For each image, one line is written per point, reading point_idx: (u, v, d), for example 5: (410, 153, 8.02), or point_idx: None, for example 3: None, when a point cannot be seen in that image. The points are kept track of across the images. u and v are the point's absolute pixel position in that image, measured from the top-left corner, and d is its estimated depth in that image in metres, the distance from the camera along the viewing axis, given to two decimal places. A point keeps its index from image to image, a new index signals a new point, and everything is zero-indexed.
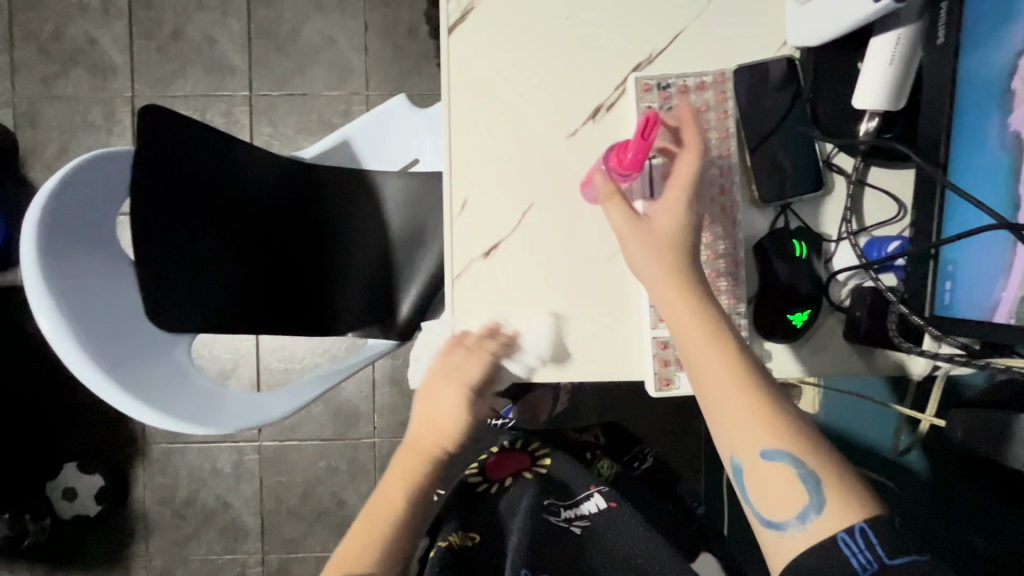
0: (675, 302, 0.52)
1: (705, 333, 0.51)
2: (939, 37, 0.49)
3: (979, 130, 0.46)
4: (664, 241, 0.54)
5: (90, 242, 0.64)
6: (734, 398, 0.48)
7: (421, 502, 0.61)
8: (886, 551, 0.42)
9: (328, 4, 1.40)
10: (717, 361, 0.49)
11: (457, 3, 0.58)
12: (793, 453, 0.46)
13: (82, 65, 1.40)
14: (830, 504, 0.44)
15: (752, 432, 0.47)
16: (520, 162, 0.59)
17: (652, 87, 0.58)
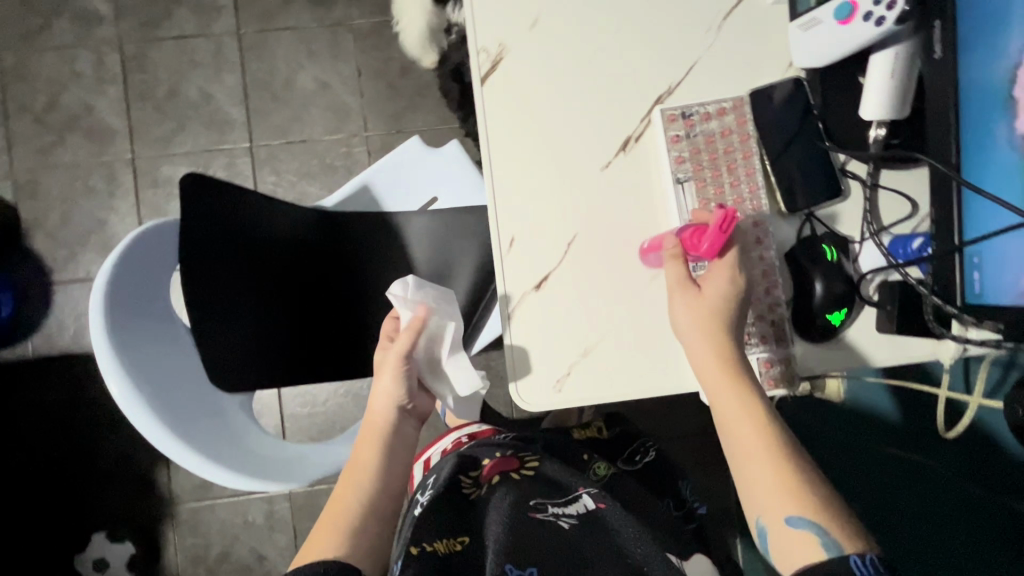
0: (716, 378, 0.57)
1: (738, 403, 0.56)
2: (936, 52, 0.54)
3: (988, 133, 0.51)
4: (704, 318, 0.58)
5: (148, 317, 0.66)
6: (764, 466, 0.54)
7: (383, 473, 0.67)
8: None
9: (320, 51, 1.44)
10: (749, 434, 0.55)
11: (487, 56, 0.63)
12: (816, 522, 0.51)
13: (80, 131, 1.41)
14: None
15: (778, 500, 0.53)
16: (561, 196, 0.63)
17: (676, 117, 0.62)
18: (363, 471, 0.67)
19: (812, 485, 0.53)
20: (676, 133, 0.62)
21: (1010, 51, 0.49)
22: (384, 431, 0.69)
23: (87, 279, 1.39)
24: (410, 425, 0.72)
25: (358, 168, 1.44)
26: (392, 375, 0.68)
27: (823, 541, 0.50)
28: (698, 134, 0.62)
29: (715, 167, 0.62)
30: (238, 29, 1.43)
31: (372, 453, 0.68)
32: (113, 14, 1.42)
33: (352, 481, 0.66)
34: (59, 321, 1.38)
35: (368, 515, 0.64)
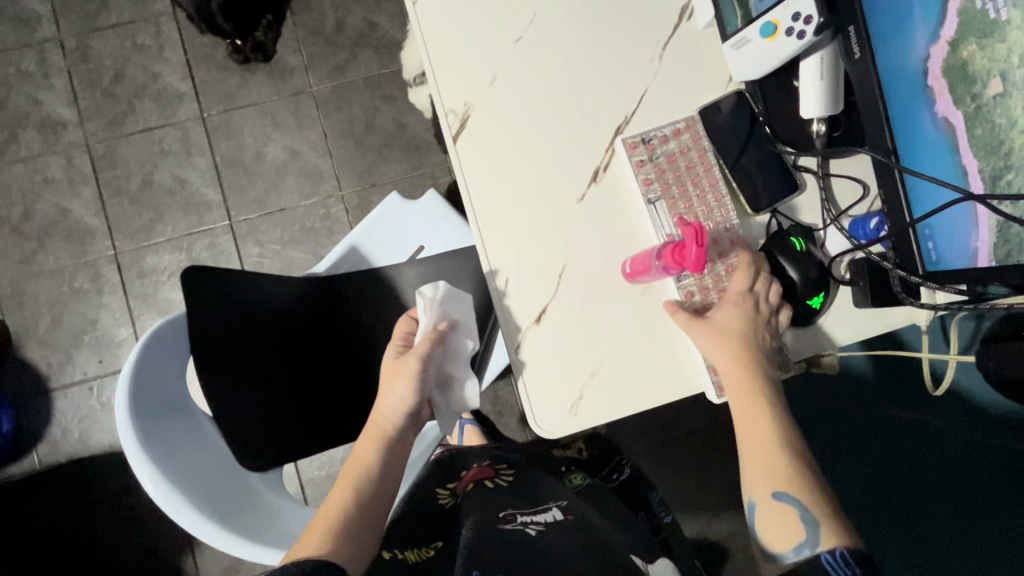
0: (731, 374, 0.62)
1: (752, 400, 0.61)
2: (855, 52, 0.60)
3: (917, 118, 0.55)
4: (718, 331, 0.63)
5: (173, 415, 0.68)
6: (764, 453, 0.59)
7: (379, 476, 0.68)
8: None
9: (285, 121, 1.48)
10: (749, 422, 0.61)
11: (455, 116, 0.68)
12: (801, 500, 0.56)
13: (59, 235, 1.42)
14: (823, 539, 0.54)
15: (768, 477, 0.58)
16: (544, 233, 0.67)
17: (638, 144, 0.67)
18: (360, 470, 0.68)
19: (803, 469, 0.58)
20: (640, 159, 0.67)
21: (919, 44, 0.54)
22: (388, 433, 0.70)
23: (85, 380, 1.39)
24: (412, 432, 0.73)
25: (340, 227, 1.48)
26: (406, 383, 0.70)
27: (805, 517, 0.55)
28: (660, 156, 0.67)
29: (680, 183, 0.67)
30: (202, 113, 1.47)
31: (371, 453, 0.69)
32: (77, 118, 1.45)
33: (348, 481, 0.67)
34: (63, 427, 1.37)
35: (355, 515, 0.64)
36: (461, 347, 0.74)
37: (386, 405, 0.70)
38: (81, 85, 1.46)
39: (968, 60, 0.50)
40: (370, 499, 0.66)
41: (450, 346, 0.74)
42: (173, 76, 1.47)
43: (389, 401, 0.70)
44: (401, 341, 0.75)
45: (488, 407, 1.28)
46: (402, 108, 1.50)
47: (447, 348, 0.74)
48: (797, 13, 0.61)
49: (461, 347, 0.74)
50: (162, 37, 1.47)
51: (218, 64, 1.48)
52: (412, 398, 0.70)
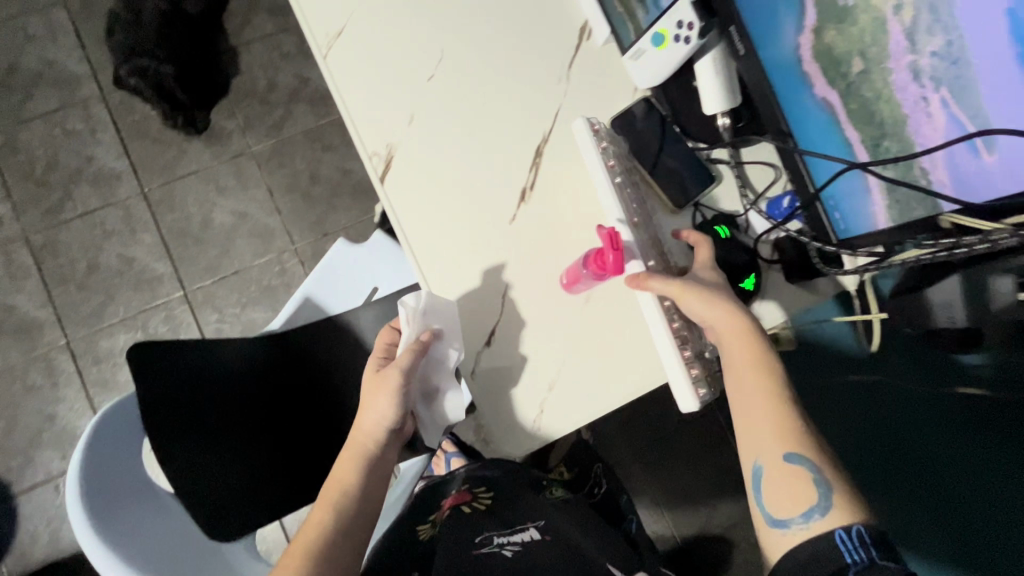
0: (738, 341, 0.61)
1: (760, 365, 0.60)
2: (739, 49, 0.62)
3: (802, 100, 0.59)
4: (712, 293, 0.62)
5: (132, 499, 0.66)
6: (771, 415, 0.59)
7: (357, 500, 0.67)
8: (877, 551, 0.50)
9: (228, 185, 1.49)
10: (758, 387, 0.60)
11: (379, 159, 0.70)
12: (812, 461, 0.56)
13: (7, 333, 1.38)
14: (834, 504, 0.54)
15: (779, 440, 0.57)
16: (481, 258, 0.69)
17: (599, 129, 0.68)
18: (338, 490, 0.67)
19: (808, 430, 0.58)
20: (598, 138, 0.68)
21: (788, 34, 0.58)
22: (367, 450, 0.68)
23: (50, 478, 1.33)
24: (394, 447, 0.69)
25: (297, 280, 1.47)
26: (387, 400, 0.66)
27: (817, 479, 0.55)
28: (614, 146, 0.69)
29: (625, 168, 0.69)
30: (143, 189, 1.46)
31: (353, 470, 0.67)
32: (13, 211, 1.42)
33: (328, 502, 0.66)
34: (33, 530, 1.31)
35: (333, 539, 0.64)
36: (448, 360, 0.66)
37: (367, 419, 0.67)
38: (13, 178, 1.43)
39: (832, 45, 0.54)
40: (354, 522, 0.66)
41: (434, 355, 0.67)
42: (109, 156, 1.46)
43: (371, 415, 0.67)
44: (382, 353, 0.73)
45: (472, 436, 1.27)
46: (344, 155, 1.52)
47: (431, 357, 0.67)
48: (680, 20, 0.66)
49: (449, 359, 0.66)
50: (92, 120, 1.47)
51: (153, 137, 1.48)
52: (395, 414, 0.67)
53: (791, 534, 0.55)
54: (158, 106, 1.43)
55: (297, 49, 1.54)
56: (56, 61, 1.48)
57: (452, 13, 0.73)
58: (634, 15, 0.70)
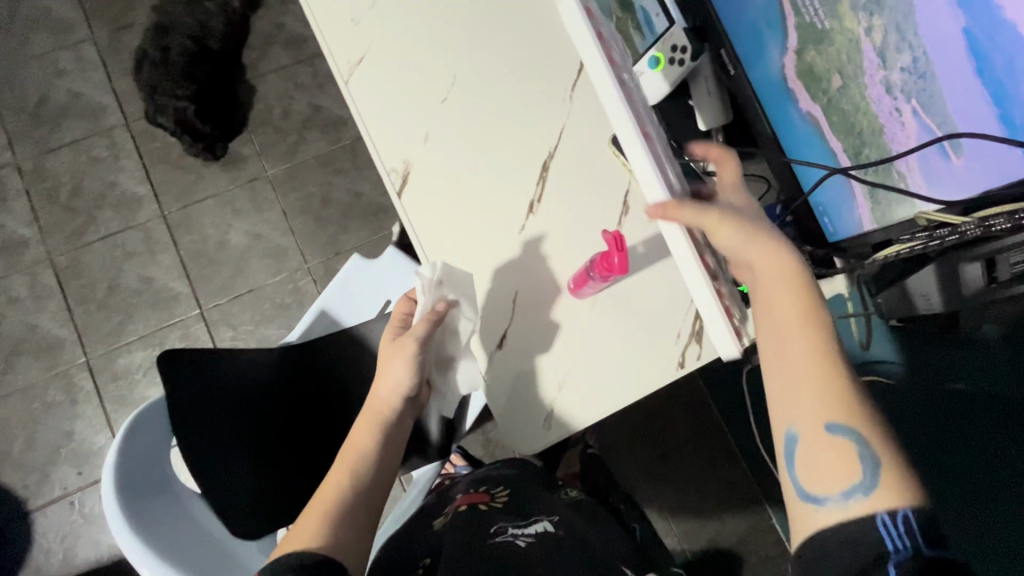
0: (779, 287, 0.54)
1: (804, 317, 0.53)
2: (731, 70, 0.69)
3: (788, 114, 0.64)
4: (749, 222, 0.57)
5: (163, 501, 0.70)
6: (818, 375, 0.51)
7: (373, 465, 0.68)
8: (925, 543, 0.43)
9: (244, 207, 1.55)
10: (802, 340, 0.52)
11: (397, 173, 0.75)
12: (861, 433, 0.49)
13: (28, 351, 1.42)
14: (882, 482, 0.47)
15: (822, 405, 0.50)
16: (493, 266, 0.74)
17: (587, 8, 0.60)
18: (356, 453, 0.68)
19: (863, 397, 0.50)
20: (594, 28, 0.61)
21: (773, 54, 0.64)
22: (386, 415, 0.70)
23: (66, 494, 1.35)
24: (410, 413, 0.73)
25: (310, 298, 1.52)
26: (404, 364, 0.69)
27: (863, 453, 0.48)
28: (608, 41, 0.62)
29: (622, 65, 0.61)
30: (162, 212, 1.52)
31: (371, 436, 0.70)
32: (38, 235, 1.48)
33: (345, 465, 0.67)
34: (46, 547, 1.32)
35: (351, 505, 0.64)
36: (459, 329, 0.71)
37: (384, 385, 0.71)
38: (39, 204, 1.50)
39: (812, 64, 0.59)
40: (373, 484, 0.67)
41: (449, 325, 0.71)
42: (130, 181, 1.53)
43: (388, 383, 0.70)
44: (399, 321, 0.75)
45: (479, 449, 1.29)
46: (354, 179, 1.58)
47: (446, 327, 0.71)
48: (674, 45, 0.70)
49: (460, 328, 0.71)
50: (116, 147, 1.54)
51: (173, 163, 1.54)
52: (411, 379, 0.70)
53: (826, 512, 0.48)
54: (176, 134, 1.51)
55: (310, 79, 1.61)
56: (84, 93, 1.56)
57: (461, 44, 0.79)
58: (630, 38, 0.75)
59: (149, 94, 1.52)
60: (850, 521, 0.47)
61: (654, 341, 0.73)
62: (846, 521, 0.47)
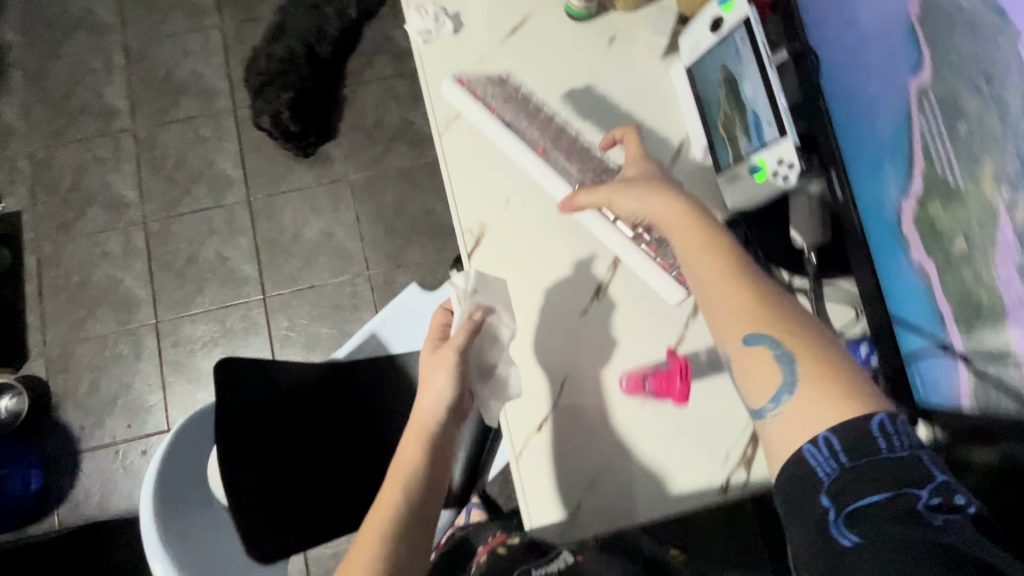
0: (680, 227, 0.66)
1: (706, 250, 0.63)
2: (840, 193, 0.66)
3: (896, 259, 0.60)
4: (641, 191, 0.69)
5: (191, 506, 0.72)
6: (727, 296, 0.61)
7: (422, 482, 0.67)
8: (845, 456, 0.49)
9: (323, 206, 1.61)
10: (712, 270, 0.62)
11: (471, 235, 0.78)
12: (771, 337, 0.58)
13: (109, 304, 1.54)
14: (800, 381, 0.55)
15: (737, 325, 0.60)
16: (548, 347, 0.76)
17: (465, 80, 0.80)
18: (406, 469, 0.68)
19: (771, 309, 0.59)
20: (472, 91, 0.80)
21: (891, 192, 0.59)
22: (430, 429, 0.71)
23: (113, 443, 1.45)
24: (454, 426, 0.73)
25: (365, 304, 1.56)
26: (446, 375, 0.71)
27: (783, 360, 0.57)
28: (498, 92, 0.80)
29: (509, 103, 0.79)
30: (249, 197, 1.62)
31: (417, 449, 0.70)
32: (139, 198, 1.60)
33: (398, 480, 0.67)
34: (87, 488, 1.43)
35: (404, 527, 0.63)
36: (498, 336, 0.74)
37: (427, 399, 0.72)
38: (145, 170, 1.62)
39: (935, 218, 0.54)
40: (423, 500, 0.66)
41: (486, 334, 0.74)
42: (227, 163, 1.63)
43: (431, 395, 0.71)
44: (437, 333, 0.77)
45: (496, 491, 1.28)
46: (429, 197, 1.62)
47: (484, 336, 0.74)
48: (779, 159, 0.66)
49: (501, 335, 0.74)
50: (221, 130, 1.65)
51: (268, 153, 1.63)
52: (454, 390, 0.71)
53: (771, 424, 0.56)
54: (274, 135, 1.59)
55: (407, 94, 1.67)
56: (203, 75, 1.68)
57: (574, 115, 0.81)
58: (735, 141, 0.73)
59: (257, 93, 1.60)
60: (796, 447, 0.53)
61: (695, 454, 0.72)
62: (784, 424, 0.54)
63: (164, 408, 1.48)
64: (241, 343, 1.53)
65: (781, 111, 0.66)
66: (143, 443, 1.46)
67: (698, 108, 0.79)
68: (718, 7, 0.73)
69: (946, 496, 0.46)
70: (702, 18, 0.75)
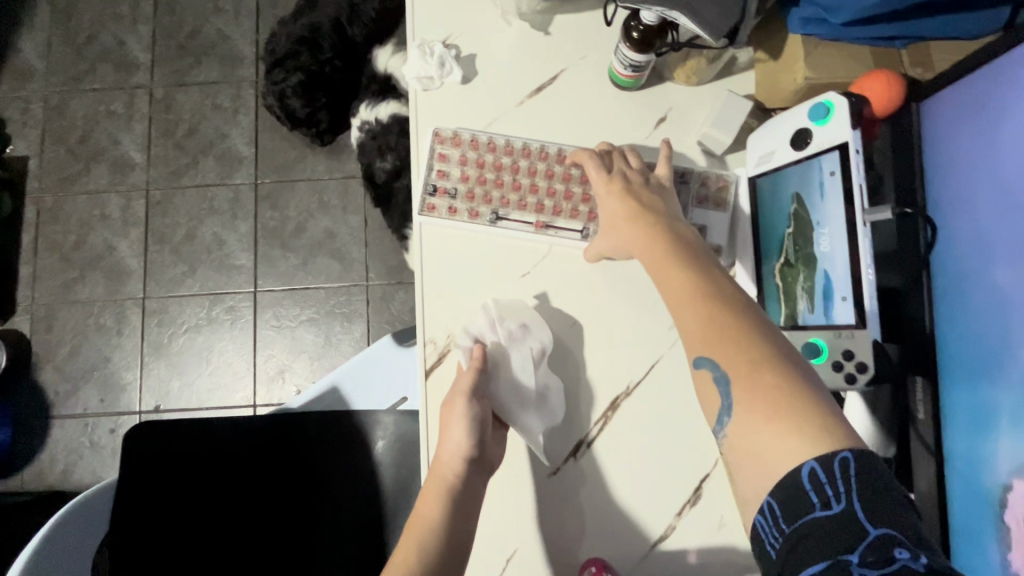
0: (632, 230, 0.58)
1: (659, 263, 0.56)
2: (918, 411, 0.55)
3: (982, 541, 0.49)
4: (614, 227, 0.61)
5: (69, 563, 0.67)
6: (679, 310, 0.53)
7: (446, 536, 0.57)
8: (786, 521, 0.42)
9: (331, 202, 1.49)
10: (663, 282, 0.55)
11: (434, 347, 0.65)
12: (712, 359, 0.49)
13: (100, 270, 1.48)
14: (739, 405, 0.47)
15: (687, 344, 0.51)
16: (505, 508, 0.63)
17: (436, 207, 0.65)
18: (423, 527, 0.58)
19: (732, 325, 0.49)
20: (447, 206, 0.65)
21: (1000, 465, 0.47)
22: (449, 483, 0.59)
23: (84, 415, 1.42)
24: (480, 482, 0.60)
25: (358, 317, 1.45)
26: (463, 422, 0.59)
27: (722, 381, 0.48)
28: (461, 166, 0.66)
29: (485, 192, 0.66)
30: (257, 179, 1.50)
31: (435, 506, 0.58)
32: (145, 161, 1.52)
33: (412, 537, 0.58)
34: (53, 455, 1.40)
35: None
36: (511, 365, 0.63)
37: (446, 449, 0.60)
38: (156, 133, 1.53)
39: None
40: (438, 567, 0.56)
41: (493, 366, 0.63)
42: (240, 139, 1.52)
43: (449, 444, 0.59)
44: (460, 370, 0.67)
45: None
46: None
47: (493, 371, 0.63)
48: (848, 351, 0.51)
49: (511, 367, 0.63)
50: (239, 101, 1.53)
51: (284, 135, 1.51)
52: (475, 437, 0.59)
53: (723, 447, 0.48)
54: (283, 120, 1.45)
55: None
56: (230, 38, 1.55)
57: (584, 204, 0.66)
58: (792, 299, 0.57)
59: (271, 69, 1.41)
60: (751, 503, 0.45)
61: None
62: (730, 452, 0.47)
63: (139, 389, 1.44)
64: (224, 334, 1.45)
65: (864, 286, 0.51)
66: (112, 421, 1.42)
67: (753, 245, 0.62)
68: (811, 120, 0.55)
69: (883, 550, 0.38)
70: (784, 122, 0.58)
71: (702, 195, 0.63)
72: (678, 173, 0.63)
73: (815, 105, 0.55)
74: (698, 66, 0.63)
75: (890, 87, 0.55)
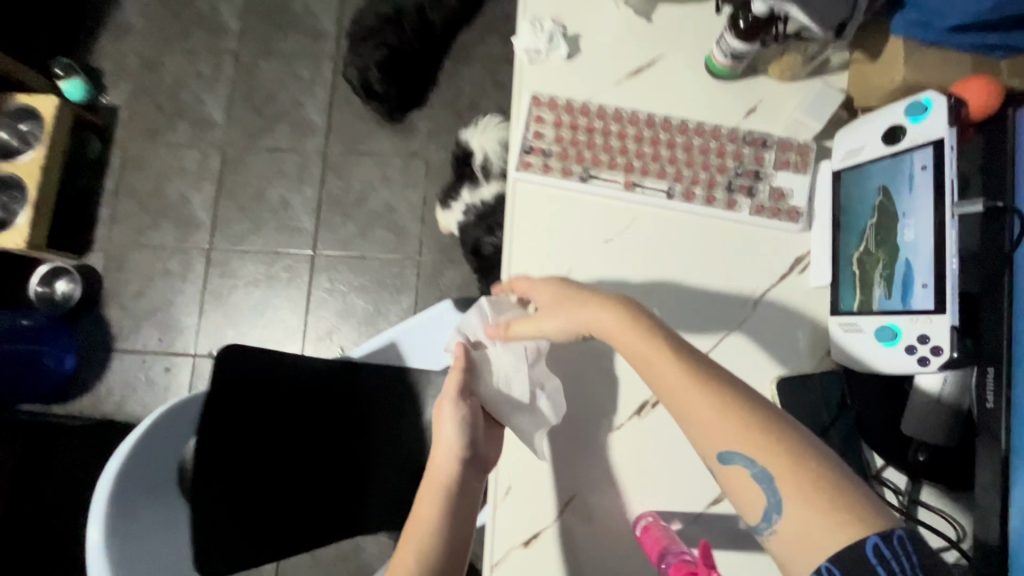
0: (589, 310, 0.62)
1: (642, 340, 0.58)
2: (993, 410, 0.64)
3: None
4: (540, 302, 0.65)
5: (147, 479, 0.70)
6: (684, 402, 0.55)
7: (449, 538, 0.59)
8: None
9: (393, 177, 1.55)
10: (666, 367, 0.57)
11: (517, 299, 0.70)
12: (744, 455, 0.51)
13: (171, 219, 1.57)
14: (785, 498, 0.49)
15: (706, 439, 0.53)
16: (575, 452, 0.70)
17: (531, 164, 0.70)
18: (421, 533, 0.58)
19: (743, 411, 0.52)
20: (541, 164, 0.70)
21: None
22: (447, 483, 0.61)
23: (142, 352, 1.51)
24: (478, 479, 0.64)
25: (407, 289, 1.51)
26: (453, 423, 0.63)
27: (761, 474, 0.50)
28: (558, 129, 0.70)
29: (578, 152, 0.70)
30: (327, 149, 1.58)
31: (433, 508, 0.60)
32: (224, 122, 1.61)
33: (409, 544, 0.58)
34: (109, 387, 1.49)
35: None
36: (497, 369, 0.68)
37: (441, 455, 0.63)
38: (237, 96, 1.61)
39: None
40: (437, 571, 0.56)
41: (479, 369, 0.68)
42: (314, 109, 1.60)
43: (442, 447, 0.63)
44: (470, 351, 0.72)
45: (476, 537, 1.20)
46: None
47: (478, 372, 0.68)
48: (925, 335, 0.58)
49: (497, 372, 0.68)
50: (318, 73, 1.61)
51: (356, 109, 1.58)
52: (466, 439, 0.63)
53: (774, 542, 0.49)
54: (358, 90, 1.50)
55: None
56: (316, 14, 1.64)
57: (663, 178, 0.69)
58: (869, 286, 0.64)
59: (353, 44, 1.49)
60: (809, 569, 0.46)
61: None
62: (787, 546, 0.48)
63: (195, 333, 1.52)
64: (279, 292, 1.52)
65: (946, 275, 0.57)
66: (168, 360, 1.51)
67: (830, 237, 0.68)
68: (906, 118, 0.62)
69: None
70: (876, 122, 0.65)
71: (784, 159, 0.70)
72: (760, 140, 0.70)
73: (915, 102, 0.61)
74: (793, 62, 0.70)
75: (994, 92, 0.60)
